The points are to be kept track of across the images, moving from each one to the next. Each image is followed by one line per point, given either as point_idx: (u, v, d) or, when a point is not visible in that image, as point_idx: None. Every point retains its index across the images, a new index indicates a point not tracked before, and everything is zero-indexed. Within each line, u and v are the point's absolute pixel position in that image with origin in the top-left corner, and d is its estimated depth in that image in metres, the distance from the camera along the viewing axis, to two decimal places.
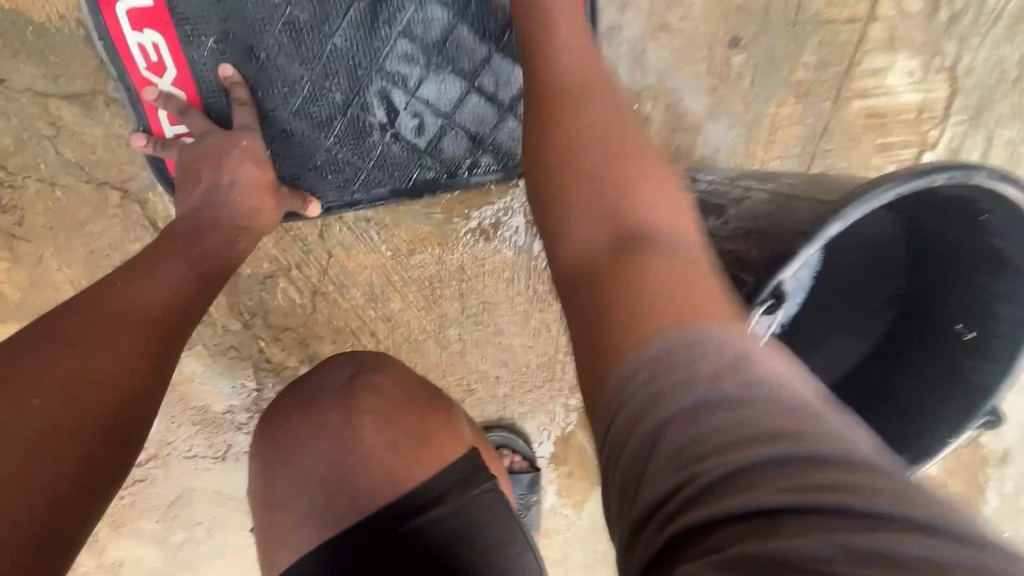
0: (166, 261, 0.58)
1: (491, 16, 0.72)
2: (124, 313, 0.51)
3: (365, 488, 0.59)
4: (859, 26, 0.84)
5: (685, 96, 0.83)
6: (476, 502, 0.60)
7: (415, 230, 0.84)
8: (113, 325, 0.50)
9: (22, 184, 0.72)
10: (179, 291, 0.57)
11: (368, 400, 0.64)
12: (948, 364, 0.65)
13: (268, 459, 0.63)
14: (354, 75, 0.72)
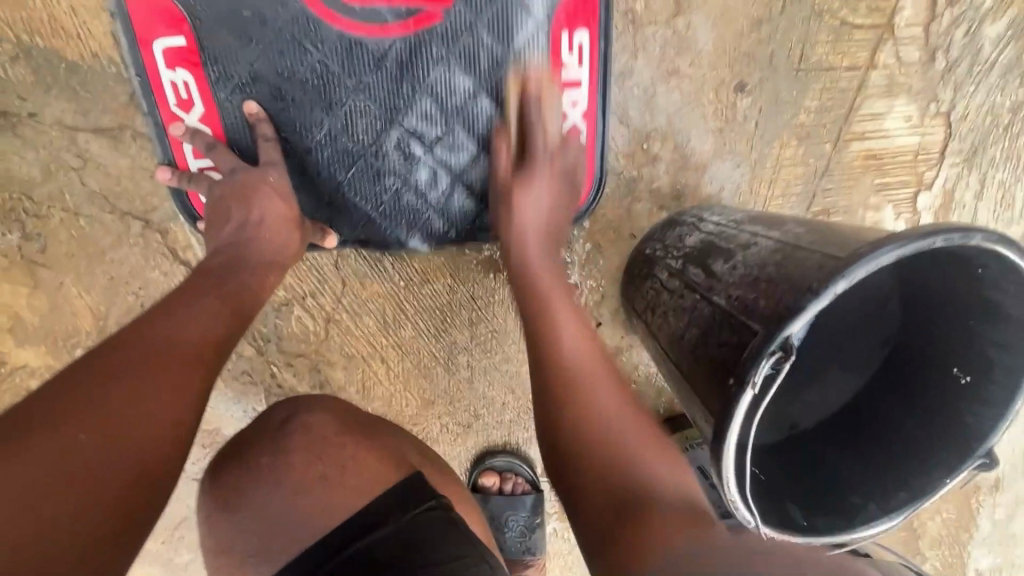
0: (196, 300, 0.59)
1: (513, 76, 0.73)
2: (156, 352, 0.53)
3: (299, 521, 0.61)
4: (859, 73, 0.87)
5: (692, 137, 0.86)
6: (415, 522, 0.60)
7: (428, 261, 0.86)
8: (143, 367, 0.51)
9: (48, 213, 0.74)
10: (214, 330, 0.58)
11: (304, 433, 0.68)
12: (940, 402, 0.67)
13: (211, 506, 0.65)
14: (376, 130, 0.74)
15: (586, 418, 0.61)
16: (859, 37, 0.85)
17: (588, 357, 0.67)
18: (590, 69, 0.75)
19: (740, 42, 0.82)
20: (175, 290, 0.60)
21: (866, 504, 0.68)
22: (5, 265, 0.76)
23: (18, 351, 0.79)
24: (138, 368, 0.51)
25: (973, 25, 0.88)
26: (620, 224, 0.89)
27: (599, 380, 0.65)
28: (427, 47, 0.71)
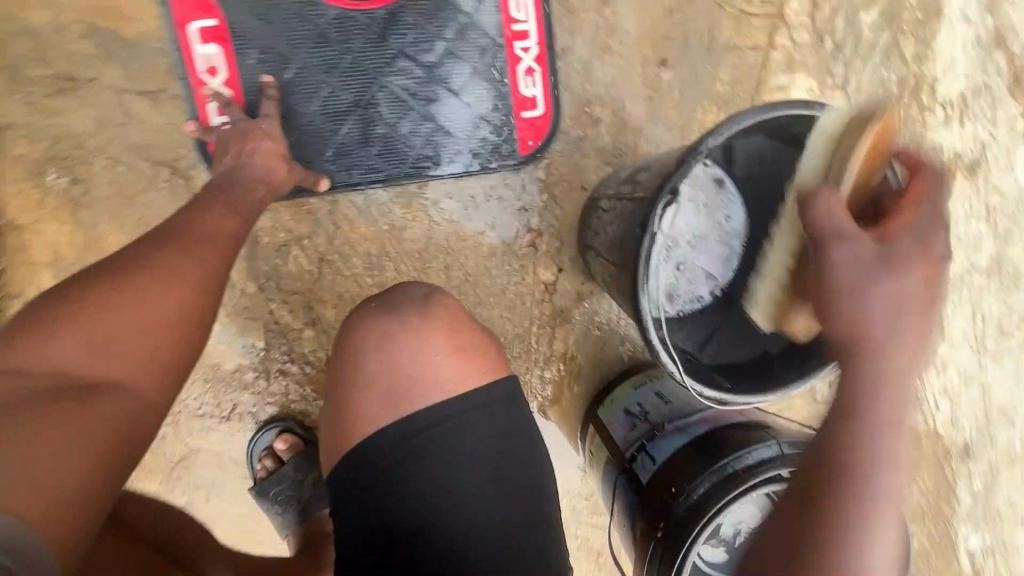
0: (210, 208, 0.74)
1: (472, 49, 0.96)
2: (162, 253, 0.66)
3: (426, 386, 0.73)
4: (762, 52, 1.07)
5: (627, 103, 1.03)
6: (514, 408, 0.75)
7: (408, 208, 1.01)
8: (137, 295, 0.61)
9: (93, 160, 0.90)
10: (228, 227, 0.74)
11: (448, 318, 0.78)
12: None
13: (361, 340, 0.76)
14: (367, 85, 0.94)
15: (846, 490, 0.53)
16: (756, 24, 1.05)
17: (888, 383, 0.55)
18: (536, 49, 0.97)
19: (658, 27, 1.02)
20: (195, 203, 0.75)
21: (783, 373, 0.78)
22: (53, 205, 0.91)
23: (53, 282, 0.92)
24: (152, 260, 0.65)
25: (851, 14, 1.08)
26: (572, 177, 1.04)
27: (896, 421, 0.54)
28: (403, 15, 0.93)
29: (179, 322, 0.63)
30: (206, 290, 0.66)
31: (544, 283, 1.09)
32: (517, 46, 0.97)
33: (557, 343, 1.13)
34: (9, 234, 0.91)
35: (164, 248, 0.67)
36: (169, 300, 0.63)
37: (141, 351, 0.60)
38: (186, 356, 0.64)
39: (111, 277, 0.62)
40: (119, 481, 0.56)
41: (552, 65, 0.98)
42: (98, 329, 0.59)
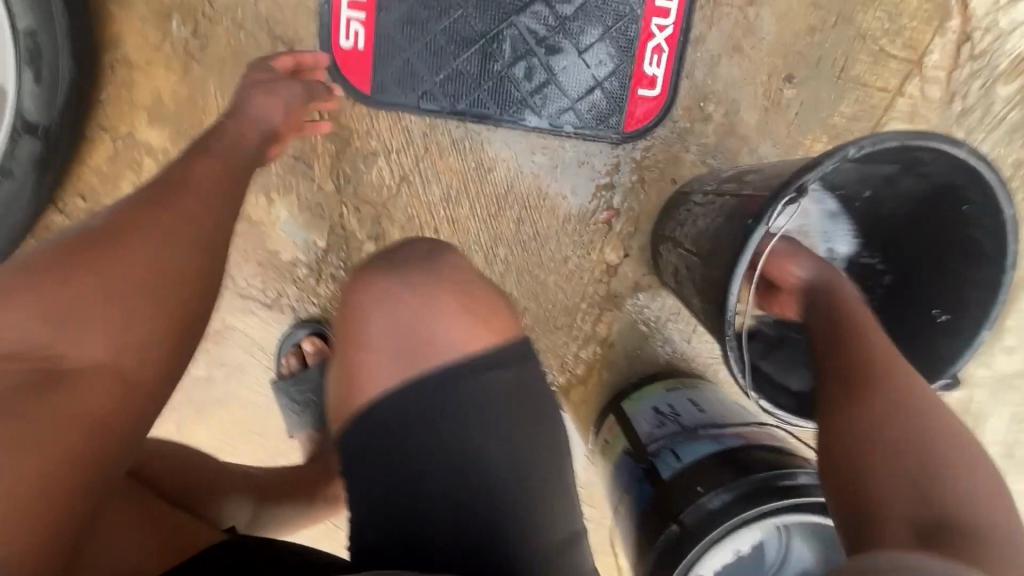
0: (212, 159, 0.70)
1: (609, 13, 0.95)
2: (155, 218, 0.61)
3: (429, 345, 0.67)
4: (887, 96, 1.04)
5: (741, 109, 1.01)
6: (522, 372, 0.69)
7: (499, 152, 1.00)
8: (116, 268, 0.57)
9: (217, 19, 0.90)
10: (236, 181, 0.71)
11: (455, 277, 0.73)
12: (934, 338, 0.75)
13: (361, 300, 0.71)
14: (497, 19, 0.94)
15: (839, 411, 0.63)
16: (891, 66, 1.03)
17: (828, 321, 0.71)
18: (670, 31, 0.96)
19: (796, 41, 0.99)
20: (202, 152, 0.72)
21: None
22: (167, 52, 0.91)
23: (147, 127, 0.93)
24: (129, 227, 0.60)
25: (989, 83, 1.04)
26: (665, 167, 1.03)
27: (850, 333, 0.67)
28: None
29: (156, 282, 0.58)
30: (189, 250, 0.61)
31: (607, 264, 1.07)
32: (652, 21, 0.96)
33: (600, 326, 1.12)
34: (119, 69, 0.91)
35: (146, 212, 0.61)
36: (145, 265, 0.58)
37: (108, 328, 0.55)
38: (175, 324, 0.58)
39: (83, 249, 0.57)
40: (87, 479, 0.49)
41: (680, 50, 0.97)
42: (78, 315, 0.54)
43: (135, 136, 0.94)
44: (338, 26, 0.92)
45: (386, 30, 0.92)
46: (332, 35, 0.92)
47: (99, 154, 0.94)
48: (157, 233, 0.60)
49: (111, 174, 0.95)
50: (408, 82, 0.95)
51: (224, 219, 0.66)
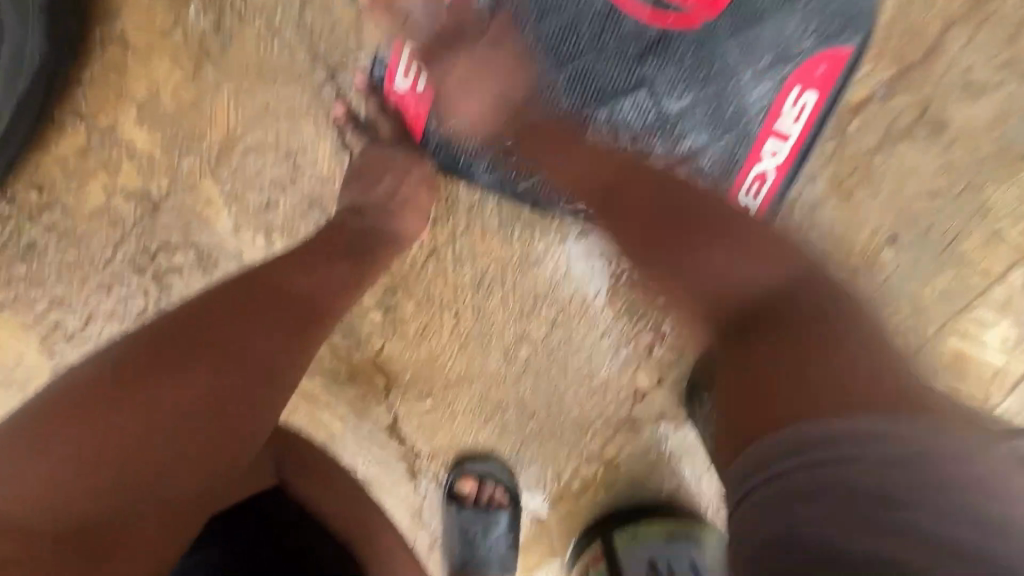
0: (309, 271, 0.70)
1: (719, 123, 0.79)
2: (234, 329, 0.63)
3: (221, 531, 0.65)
4: (989, 280, 0.91)
5: (830, 260, 0.88)
6: None
7: (551, 248, 0.86)
8: (185, 382, 0.59)
9: (250, 19, 0.72)
10: (336, 287, 0.71)
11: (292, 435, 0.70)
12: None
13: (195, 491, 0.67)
14: (588, 100, 0.75)
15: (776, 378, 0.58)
16: (1005, 250, 0.89)
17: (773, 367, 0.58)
18: (783, 159, 0.81)
19: (912, 201, 0.86)
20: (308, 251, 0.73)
21: None
22: (177, 43, 0.72)
23: (133, 127, 0.75)
24: (215, 328, 0.63)
25: None
26: None
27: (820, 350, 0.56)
28: (676, 46, 0.75)
29: (206, 397, 0.60)
30: (251, 367, 0.63)
31: (635, 388, 0.94)
32: (764, 144, 0.81)
33: (609, 448, 0.99)
34: (113, 47, 0.72)
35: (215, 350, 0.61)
36: (199, 383, 0.59)
37: (162, 470, 0.57)
38: (206, 444, 0.60)
39: (135, 387, 0.58)
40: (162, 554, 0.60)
41: (786, 182, 0.83)
42: (148, 418, 0.57)
43: (116, 133, 0.75)
44: (401, 56, 0.74)
45: (450, 83, 0.72)
46: (392, 64, 0.75)
47: (67, 145, 0.75)
48: (218, 380, 0.60)
49: (79, 170, 0.76)
50: (463, 146, 0.78)
51: (292, 328, 0.67)
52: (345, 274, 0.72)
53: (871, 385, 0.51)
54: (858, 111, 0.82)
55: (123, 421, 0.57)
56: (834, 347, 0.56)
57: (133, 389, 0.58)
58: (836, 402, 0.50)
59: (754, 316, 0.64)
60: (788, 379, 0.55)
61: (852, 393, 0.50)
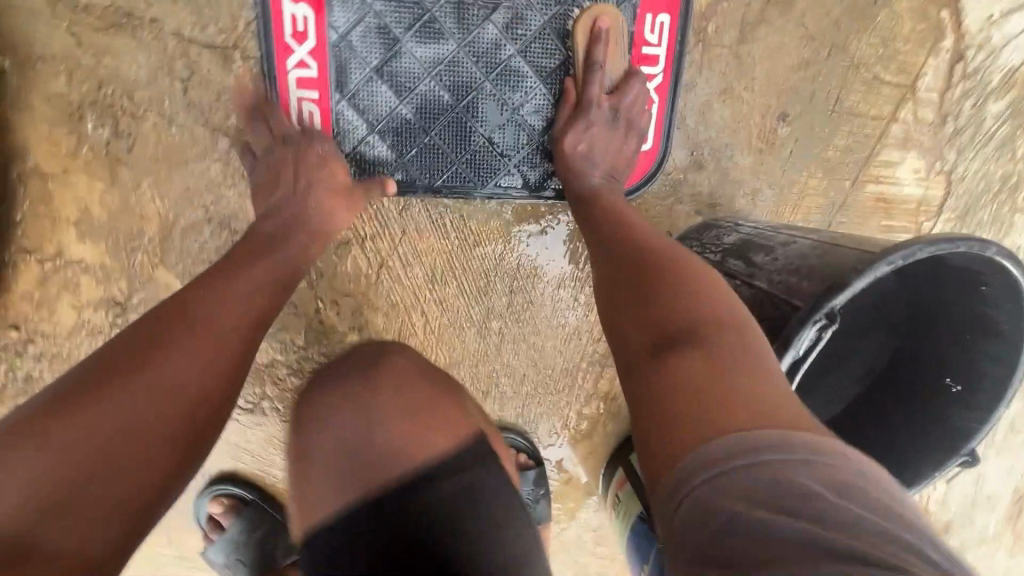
0: (248, 273, 0.66)
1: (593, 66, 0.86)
2: (175, 331, 0.57)
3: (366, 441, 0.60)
4: (881, 124, 0.99)
5: (734, 155, 0.96)
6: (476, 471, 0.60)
7: (485, 224, 0.93)
8: (139, 382, 0.53)
9: (142, 114, 0.77)
10: (258, 302, 0.65)
11: (396, 373, 0.67)
12: (935, 405, 0.76)
13: (319, 413, 0.64)
14: (471, 83, 0.84)
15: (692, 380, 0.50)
16: (885, 91, 0.97)
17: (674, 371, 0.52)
18: (662, 79, 0.88)
19: (788, 76, 0.93)
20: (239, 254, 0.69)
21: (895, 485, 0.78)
22: (87, 158, 0.78)
23: (77, 243, 0.81)
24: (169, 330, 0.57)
25: (980, 100, 0.99)
26: (659, 220, 0.97)
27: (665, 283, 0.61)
28: (532, 11, 0.83)
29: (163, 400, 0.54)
30: (214, 374, 0.58)
31: None
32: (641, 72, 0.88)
33: (601, 383, 1.07)
34: (33, 181, 0.78)
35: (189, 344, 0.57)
36: (158, 385, 0.54)
37: (100, 491, 0.49)
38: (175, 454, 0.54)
39: (112, 354, 0.55)
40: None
41: (673, 99, 0.90)
42: (87, 421, 0.51)
43: (63, 254, 0.81)
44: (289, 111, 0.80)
45: (347, 109, 0.82)
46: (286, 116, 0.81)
47: (25, 279, 0.82)
48: (164, 401, 0.54)
49: (46, 299, 0.83)
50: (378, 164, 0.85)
51: (251, 330, 0.62)
52: (281, 292, 0.68)
53: (693, 323, 0.55)
54: (712, 15, 0.89)
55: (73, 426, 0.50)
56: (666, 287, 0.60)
57: (79, 393, 0.52)
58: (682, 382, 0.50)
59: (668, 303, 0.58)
60: (688, 396, 0.49)
61: (674, 328, 0.56)
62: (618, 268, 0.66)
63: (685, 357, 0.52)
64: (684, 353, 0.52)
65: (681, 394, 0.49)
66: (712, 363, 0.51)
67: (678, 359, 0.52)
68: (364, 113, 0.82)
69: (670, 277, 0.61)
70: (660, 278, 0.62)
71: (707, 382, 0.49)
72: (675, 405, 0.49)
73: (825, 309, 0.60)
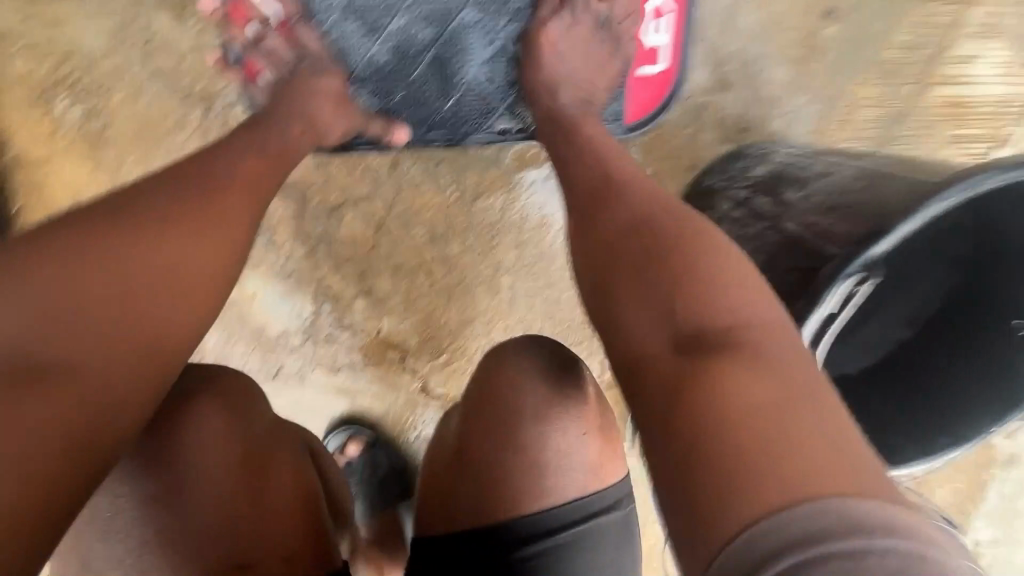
0: (247, 148, 0.60)
1: None
2: (185, 195, 0.52)
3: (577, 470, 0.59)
4: (956, 10, 0.82)
5: (770, 68, 0.82)
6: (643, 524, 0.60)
7: (483, 175, 0.87)
8: (145, 244, 0.47)
9: (111, 89, 0.74)
10: (255, 177, 0.59)
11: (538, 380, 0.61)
12: (981, 342, 0.68)
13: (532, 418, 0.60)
14: (453, 11, 0.75)
15: (716, 396, 0.37)
16: None
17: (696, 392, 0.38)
18: None
19: None
20: (251, 130, 0.63)
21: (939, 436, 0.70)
22: (67, 141, 0.75)
23: None
24: (173, 191, 0.52)
25: None
26: (682, 151, 0.85)
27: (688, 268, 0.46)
28: None
29: (173, 265, 0.48)
30: (226, 234, 0.52)
31: None
32: None
33: None
34: (22, 171, 0.76)
35: (153, 232, 0.48)
36: (164, 253, 0.48)
37: (99, 341, 0.43)
38: (193, 287, 0.49)
39: (103, 215, 0.48)
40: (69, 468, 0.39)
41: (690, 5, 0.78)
42: (85, 281, 0.44)
43: None
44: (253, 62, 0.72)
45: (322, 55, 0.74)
46: (249, 69, 0.72)
47: None
48: (173, 267, 0.48)
49: None
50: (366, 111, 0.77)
51: (249, 199, 0.56)
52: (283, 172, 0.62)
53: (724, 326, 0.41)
54: None
55: (70, 272, 0.44)
56: (694, 284, 0.44)
57: (70, 246, 0.45)
58: (726, 403, 0.36)
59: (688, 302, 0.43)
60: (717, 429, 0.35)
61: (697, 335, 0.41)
62: (629, 250, 0.49)
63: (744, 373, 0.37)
64: (691, 362, 0.40)
65: (709, 418, 0.36)
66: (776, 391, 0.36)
67: (731, 377, 0.37)
68: (335, 58, 0.74)
69: (681, 256, 0.46)
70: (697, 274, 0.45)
71: (757, 407, 0.35)
72: (725, 437, 0.34)
73: (862, 261, 0.50)
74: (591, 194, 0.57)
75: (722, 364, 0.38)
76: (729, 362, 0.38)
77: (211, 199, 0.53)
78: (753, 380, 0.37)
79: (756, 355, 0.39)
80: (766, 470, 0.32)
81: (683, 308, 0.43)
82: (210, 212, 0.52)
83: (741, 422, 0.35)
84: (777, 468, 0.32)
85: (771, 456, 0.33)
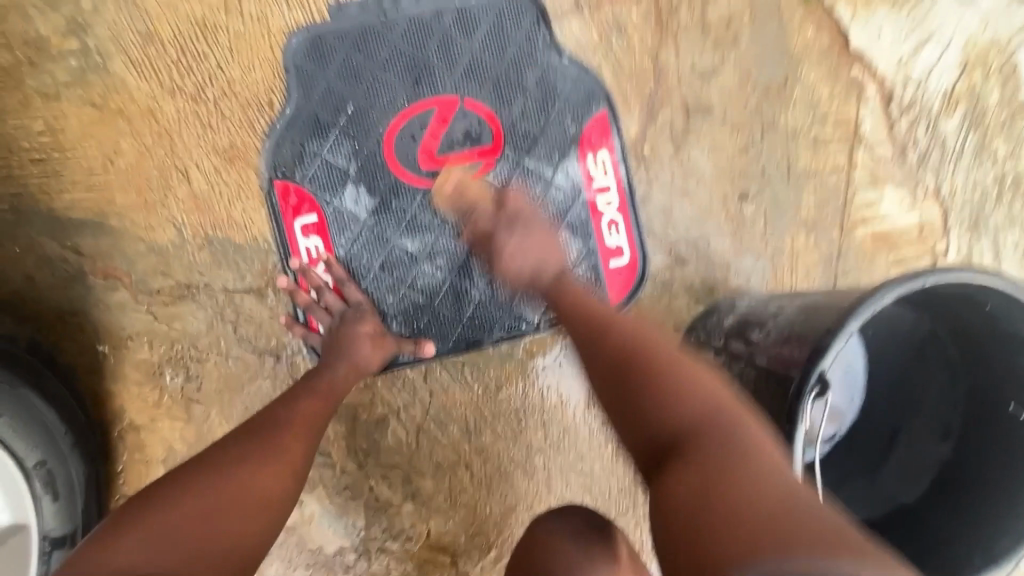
0: (304, 395, 0.81)
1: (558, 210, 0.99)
2: (266, 435, 0.72)
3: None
4: (843, 173, 1.04)
5: (713, 241, 1.02)
6: None
7: (501, 368, 1.00)
8: (240, 476, 0.66)
9: (206, 357, 0.95)
10: (313, 413, 0.78)
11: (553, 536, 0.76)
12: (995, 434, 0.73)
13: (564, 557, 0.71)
14: (457, 254, 0.97)
15: (712, 487, 0.51)
16: (834, 146, 1.03)
17: (698, 485, 0.52)
18: (622, 198, 1.00)
19: (733, 163, 1.02)
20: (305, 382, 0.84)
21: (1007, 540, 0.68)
22: (167, 405, 0.94)
23: None
24: (258, 434, 0.72)
25: (930, 123, 1.03)
26: (664, 316, 1.02)
27: (658, 381, 0.64)
28: (492, 184, 0.97)
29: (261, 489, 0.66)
30: (293, 461, 0.71)
31: None
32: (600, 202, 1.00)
33: None
34: (129, 435, 0.94)
35: (240, 466, 0.67)
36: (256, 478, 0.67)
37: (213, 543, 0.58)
38: (270, 503, 0.66)
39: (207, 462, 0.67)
40: None
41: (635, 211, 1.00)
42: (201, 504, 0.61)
43: None
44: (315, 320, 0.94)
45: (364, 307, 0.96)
46: (311, 323, 0.94)
47: None
48: (260, 487, 0.66)
49: None
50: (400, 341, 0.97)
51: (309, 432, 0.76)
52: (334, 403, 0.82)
53: (696, 429, 0.58)
54: (643, 137, 1.01)
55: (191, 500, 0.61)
56: (679, 397, 0.61)
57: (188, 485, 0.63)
58: (725, 491, 0.50)
59: (689, 417, 0.59)
60: (717, 512, 0.49)
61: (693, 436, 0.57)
62: (620, 362, 0.68)
63: (686, 472, 0.54)
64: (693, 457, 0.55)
65: (709, 506, 0.50)
66: (746, 484, 0.51)
67: (695, 473, 0.53)
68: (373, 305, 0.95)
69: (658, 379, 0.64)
70: (676, 389, 0.62)
71: (739, 491, 0.50)
72: (725, 519, 0.48)
73: (816, 375, 0.63)
74: (587, 326, 0.76)
75: (717, 460, 0.54)
76: (724, 460, 0.53)
77: (288, 434, 0.73)
78: (743, 471, 0.52)
79: (734, 451, 0.55)
80: (752, 534, 0.46)
81: (659, 416, 0.60)
82: (283, 446, 0.72)
83: (734, 500, 0.49)
84: (749, 533, 0.46)
85: (765, 524, 0.46)
